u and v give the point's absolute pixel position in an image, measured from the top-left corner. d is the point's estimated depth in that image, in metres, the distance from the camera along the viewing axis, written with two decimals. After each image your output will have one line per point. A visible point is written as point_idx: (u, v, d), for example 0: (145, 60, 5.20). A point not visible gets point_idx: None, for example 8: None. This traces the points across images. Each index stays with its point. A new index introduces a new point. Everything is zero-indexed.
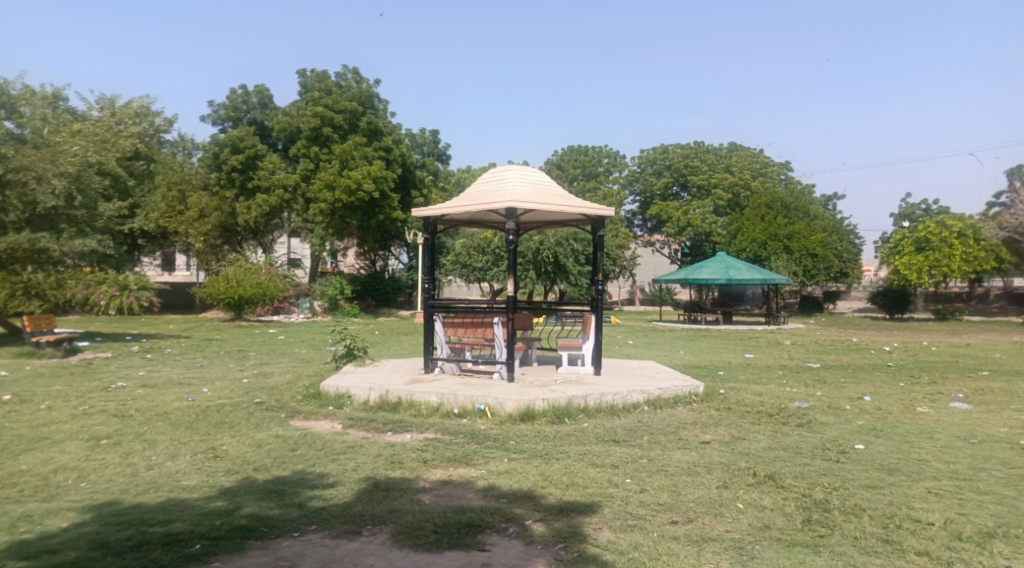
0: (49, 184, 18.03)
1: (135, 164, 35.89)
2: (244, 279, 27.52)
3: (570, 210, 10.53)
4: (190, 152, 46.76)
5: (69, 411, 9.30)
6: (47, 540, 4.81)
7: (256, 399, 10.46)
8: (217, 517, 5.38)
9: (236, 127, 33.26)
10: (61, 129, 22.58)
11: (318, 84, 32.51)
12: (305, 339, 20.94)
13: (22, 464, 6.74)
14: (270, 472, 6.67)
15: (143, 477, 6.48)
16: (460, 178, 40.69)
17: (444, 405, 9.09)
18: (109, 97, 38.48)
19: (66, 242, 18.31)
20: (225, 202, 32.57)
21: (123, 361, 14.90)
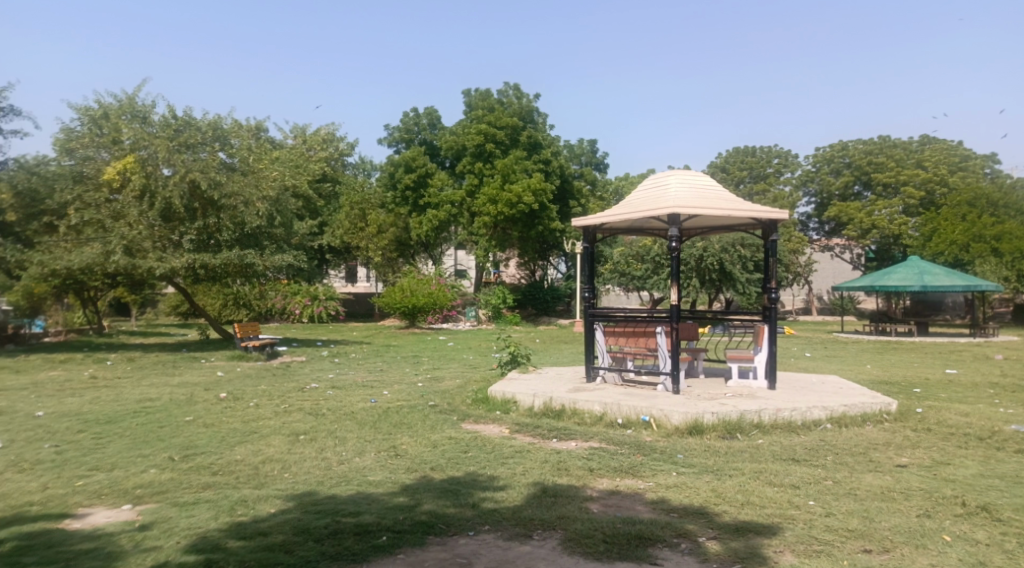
0: (255, 207, 20.17)
1: (323, 186, 39.12)
2: (416, 289, 29.02)
3: (736, 214, 10.10)
4: (369, 172, 50.11)
5: (272, 408, 10.25)
6: (259, 524, 5.32)
7: (430, 401, 10.97)
8: (400, 512, 5.69)
9: (408, 148, 35.32)
10: (263, 157, 25.01)
11: (481, 103, 33.70)
12: (472, 346, 21.69)
13: (237, 454, 7.52)
14: (446, 472, 6.97)
15: (335, 471, 7.00)
16: (618, 187, 40.47)
17: (608, 415, 9.03)
18: (301, 126, 42.19)
19: (268, 258, 20.24)
20: (400, 219, 34.61)
21: (313, 364, 16.23)
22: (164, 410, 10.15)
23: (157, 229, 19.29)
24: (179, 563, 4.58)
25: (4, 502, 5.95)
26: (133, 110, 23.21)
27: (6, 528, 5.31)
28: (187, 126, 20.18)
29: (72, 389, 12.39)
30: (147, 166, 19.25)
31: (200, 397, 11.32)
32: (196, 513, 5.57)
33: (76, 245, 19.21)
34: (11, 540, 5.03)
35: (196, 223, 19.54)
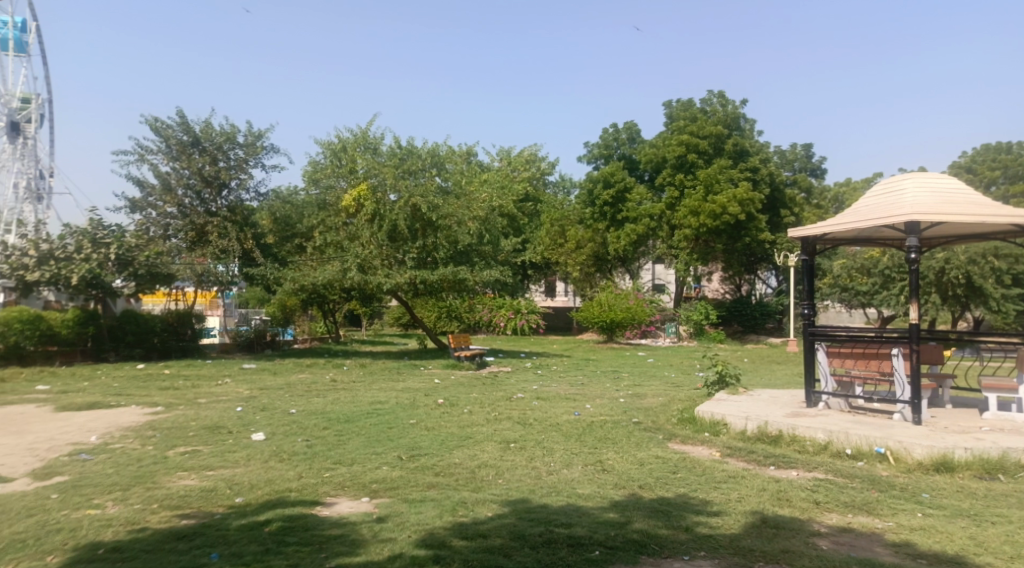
0: (467, 226, 21.43)
1: (525, 204, 40.49)
2: (616, 304, 28.97)
3: (991, 220, 8.94)
4: (568, 190, 50.78)
5: (484, 416, 10.72)
6: (478, 526, 5.56)
7: (635, 418, 10.85)
8: (612, 528, 5.67)
9: (607, 164, 35.47)
10: (472, 179, 26.42)
11: (684, 113, 33.04)
12: (676, 363, 21.19)
13: (455, 458, 7.94)
14: (656, 492, 6.84)
15: (545, 480, 7.14)
16: (838, 193, 37.45)
17: (834, 444, 8.37)
18: (506, 148, 44.07)
19: (477, 274, 21.26)
20: (598, 234, 34.56)
21: (520, 375, 16.73)
22: (391, 412, 11.00)
23: (385, 249, 20.90)
24: (412, 556, 4.92)
25: (268, 486, 6.77)
26: (364, 143, 25.82)
27: (271, 510, 6.04)
28: (409, 156, 22.47)
29: (315, 390, 13.83)
30: (377, 193, 21.23)
31: (421, 401, 12.13)
32: (423, 511, 5.96)
33: (319, 264, 21.61)
34: (276, 520, 5.72)
35: (417, 243, 21.02)
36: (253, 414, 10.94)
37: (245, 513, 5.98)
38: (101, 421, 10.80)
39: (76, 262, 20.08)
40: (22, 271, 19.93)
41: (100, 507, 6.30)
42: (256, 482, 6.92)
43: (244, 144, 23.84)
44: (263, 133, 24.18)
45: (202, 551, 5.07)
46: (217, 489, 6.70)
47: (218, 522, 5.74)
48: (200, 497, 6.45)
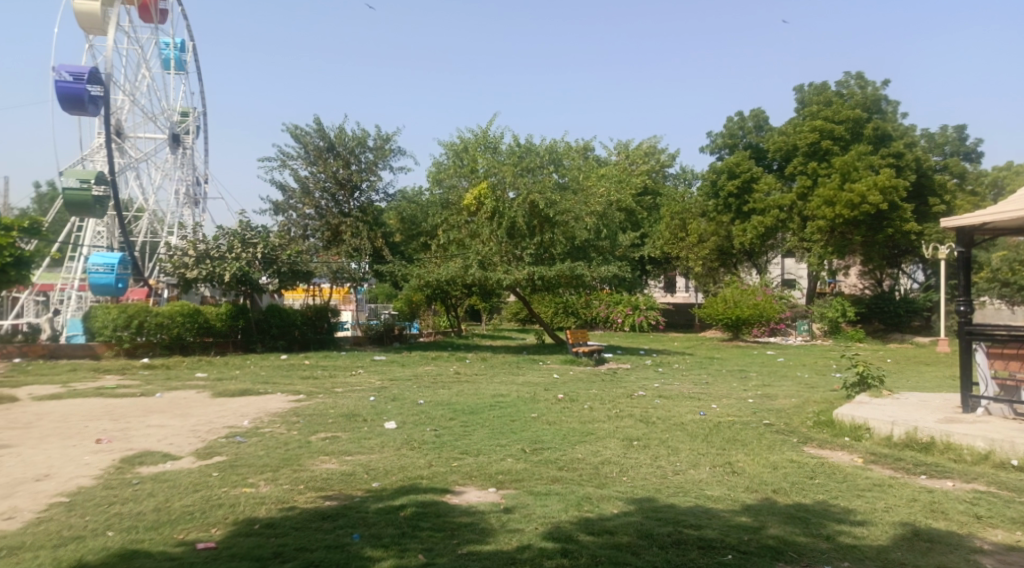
0: (584, 221, 21.36)
1: (644, 198, 39.84)
2: (742, 300, 27.99)
3: None
4: (690, 182, 49.30)
5: (605, 412, 10.63)
6: (605, 523, 5.52)
7: (765, 420, 10.41)
8: (745, 532, 5.45)
9: (732, 154, 34.26)
10: (589, 174, 26.26)
11: (817, 97, 31.55)
12: (808, 362, 20.19)
13: (579, 453, 7.91)
14: (791, 497, 6.53)
15: (672, 480, 6.98)
16: (999, 175, 33.25)
17: (996, 454, 7.69)
18: (624, 141, 43.54)
19: (595, 269, 21.13)
20: (722, 227, 33.61)
21: (641, 372, 16.47)
22: (514, 405, 11.12)
23: (504, 246, 21.19)
24: (540, 548, 4.95)
25: (401, 473, 7.01)
26: (485, 142, 26.27)
27: (404, 495, 6.26)
28: (528, 152, 22.90)
29: (441, 382, 14.23)
30: (496, 190, 21.63)
31: (542, 396, 12.18)
32: (549, 504, 5.98)
33: (442, 260, 22.28)
34: (410, 506, 5.92)
35: (535, 239, 21.16)
36: (384, 404, 11.38)
37: (381, 497, 6.22)
38: (252, 407, 11.59)
39: (228, 261, 21.62)
40: (183, 269, 21.58)
41: (254, 485, 6.76)
42: (390, 468, 7.19)
43: (374, 148, 24.88)
44: (391, 136, 25.09)
45: (344, 532, 5.34)
46: (355, 473, 7.01)
47: (356, 504, 6.01)
48: (340, 481, 6.78)
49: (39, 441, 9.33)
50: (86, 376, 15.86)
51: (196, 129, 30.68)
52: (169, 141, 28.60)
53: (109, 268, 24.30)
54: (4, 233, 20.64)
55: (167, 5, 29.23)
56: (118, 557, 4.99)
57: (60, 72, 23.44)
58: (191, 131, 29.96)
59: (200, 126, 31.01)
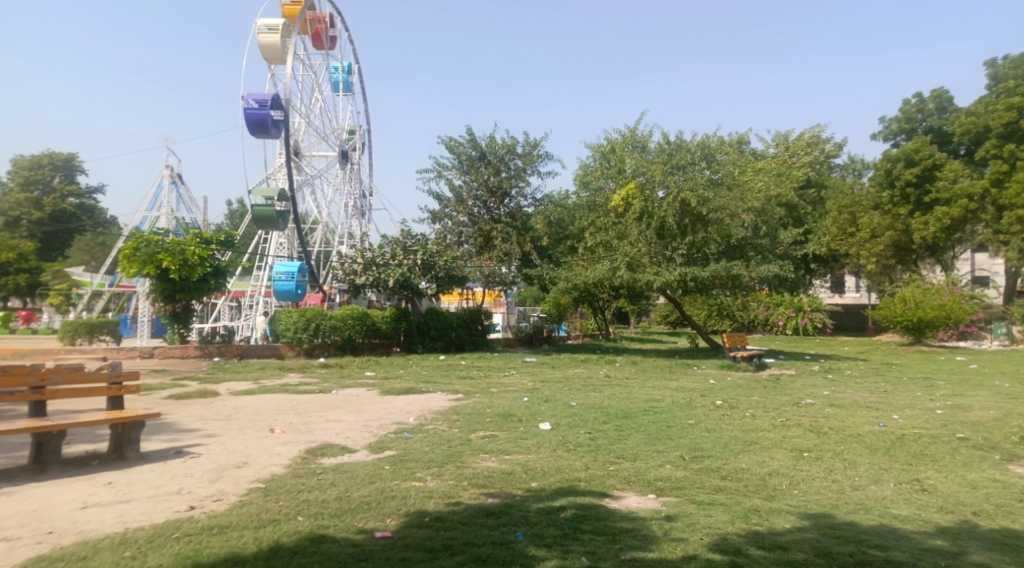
0: (740, 218, 20.44)
1: (807, 191, 37.62)
2: (924, 300, 25.62)
3: None
4: (859, 172, 45.88)
5: (770, 421, 10.06)
6: (777, 537, 5.18)
7: (957, 433, 9.40)
8: (941, 557, 4.91)
9: (910, 139, 31.59)
10: (747, 169, 25.13)
11: (1014, 72, 28.51)
12: (1007, 370, 18.09)
13: (743, 463, 7.52)
14: (995, 521, 5.82)
15: (850, 496, 6.45)
16: None
17: None
18: (783, 133, 41.37)
19: (754, 269, 20.13)
20: (899, 220, 30.87)
21: (808, 379, 15.46)
22: (669, 411, 10.80)
23: (653, 246, 20.86)
24: (708, 559, 4.74)
25: (560, 474, 6.99)
26: (633, 141, 25.79)
27: (565, 496, 6.22)
28: (678, 150, 21.66)
29: (593, 385, 14.14)
30: (646, 190, 21.23)
31: (699, 402, 11.76)
32: (714, 514, 5.71)
33: (589, 264, 22.63)
34: (571, 507, 5.88)
35: (687, 238, 20.53)
36: (539, 405, 11.46)
37: (541, 497, 6.23)
38: (415, 405, 12.07)
39: (392, 267, 22.93)
40: (352, 276, 23.08)
41: (422, 479, 7.01)
42: (549, 469, 7.19)
43: (522, 154, 25.25)
44: (539, 141, 25.40)
45: (508, 529, 5.40)
46: (515, 472, 7.08)
47: (518, 503, 6.06)
48: (501, 479, 6.86)
49: (236, 431, 10.26)
50: (272, 374, 17.30)
51: (362, 145, 32.59)
52: (339, 158, 30.56)
53: (290, 276, 26.43)
54: (205, 246, 23.10)
55: (337, 32, 31.30)
56: (307, 542, 5.36)
57: (248, 100, 25.76)
58: (358, 148, 31.88)
59: (363, 143, 32.90)
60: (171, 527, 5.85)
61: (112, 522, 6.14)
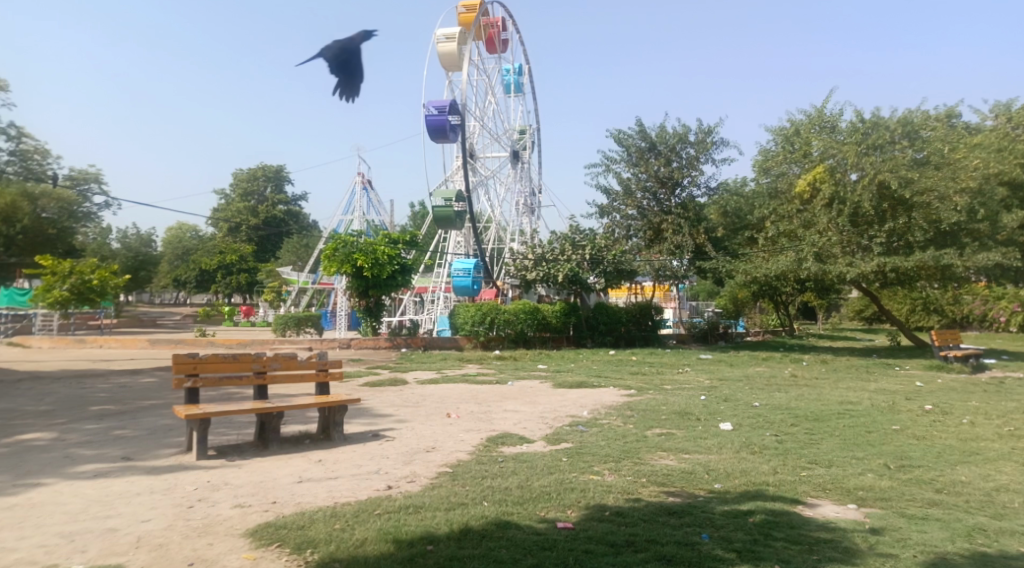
0: (952, 201, 18.24)
1: None
2: None
3: None
4: None
5: (993, 429, 8.96)
6: (1011, 562, 4.60)
7: None
8: None
9: None
10: (960, 146, 22.51)
11: None
12: None
13: (962, 475, 6.76)
14: None
15: None
16: None
17: None
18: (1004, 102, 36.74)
19: (969, 258, 18.17)
20: None
21: None
22: (869, 415, 9.95)
23: (846, 234, 19.56)
24: None
25: (745, 477, 6.66)
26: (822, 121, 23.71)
27: (752, 501, 5.92)
28: (875, 127, 19.71)
29: (779, 385, 13.39)
30: (836, 173, 20.04)
31: (903, 406, 10.72)
32: (929, 530, 5.17)
33: (770, 254, 22.04)
34: (760, 512, 5.59)
35: (885, 226, 19.14)
36: (718, 404, 11.02)
37: (727, 499, 5.97)
38: (593, 399, 12.08)
39: (561, 262, 23.11)
40: (523, 271, 23.55)
41: (600, 473, 6.97)
42: (733, 471, 6.87)
43: (694, 143, 24.41)
44: (713, 128, 24.42)
45: (693, 530, 5.23)
46: (697, 472, 6.84)
47: (703, 504, 5.85)
48: (683, 478, 6.66)
49: (424, 418, 10.83)
50: (454, 364, 18.09)
51: (532, 144, 33.10)
52: (511, 158, 31.24)
53: (467, 272, 27.41)
54: (393, 245, 24.68)
55: (508, 35, 32.06)
56: (493, 527, 5.52)
57: (428, 107, 27.10)
58: (528, 146, 32.39)
59: (534, 141, 33.39)
60: (371, 504, 6.27)
61: (322, 496, 6.70)
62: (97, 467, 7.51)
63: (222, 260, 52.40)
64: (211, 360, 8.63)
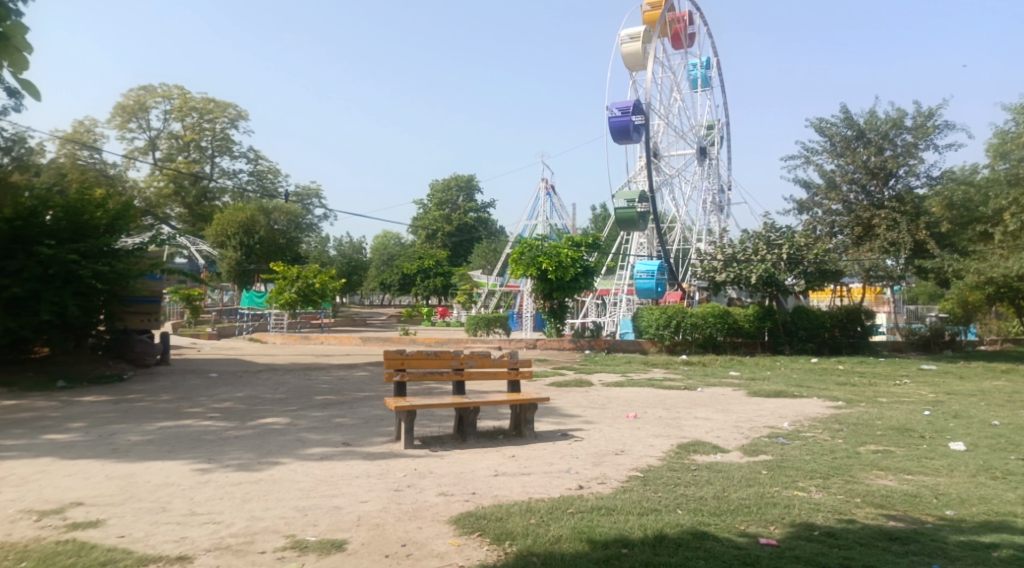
0: None
1: None
2: None
3: None
4: None
5: None
6: None
7: None
8: None
9: None
10: None
11: None
12: None
13: None
14: None
15: None
16: None
17: None
18: None
19: None
20: None
21: None
22: None
23: None
24: None
25: (984, 505, 5.97)
26: None
27: (994, 533, 5.30)
28: None
29: (1019, 401, 11.82)
30: None
31: None
32: None
33: (1010, 253, 19.84)
34: (1006, 547, 4.98)
35: None
36: (947, 421, 9.96)
37: (962, 529, 5.39)
38: (792, 409, 11.43)
39: (755, 263, 22.07)
40: (712, 273, 22.91)
41: (806, 490, 6.56)
42: (967, 498, 6.18)
43: (913, 127, 22.34)
44: (935, 110, 22.16)
45: (921, 560, 4.78)
46: (922, 496, 6.23)
47: (932, 531, 5.33)
48: (905, 501, 6.10)
49: (612, 420, 10.83)
50: (640, 368, 17.91)
51: (721, 139, 31.97)
52: (698, 155, 30.37)
53: (650, 274, 26.94)
54: (577, 248, 24.94)
55: (696, 28, 31.13)
56: (691, 536, 5.40)
57: (612, 109, 27.06)
58: (717, 142, 31.30)
59: (722, 136, 32.19)
60: (565, 502, 6.37)
61: (518, 491, 6.92)
62: (321, 450, 8.31)
63: (421, 265, 55.85)
64: (416, 356, 9.23)
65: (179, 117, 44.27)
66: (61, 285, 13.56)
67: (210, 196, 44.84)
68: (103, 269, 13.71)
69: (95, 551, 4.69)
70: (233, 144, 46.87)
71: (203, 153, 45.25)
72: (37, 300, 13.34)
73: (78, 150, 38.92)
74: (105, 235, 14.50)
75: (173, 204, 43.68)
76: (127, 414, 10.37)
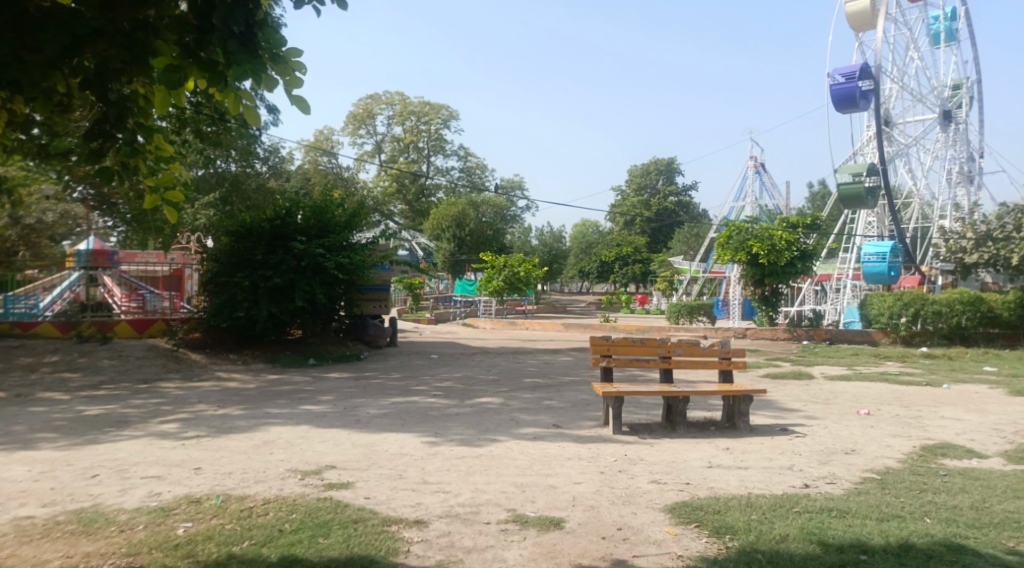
0: None
1: None
2: None
3: None
4: None
5: None
6: None
7: None
8: None
9: None
10: None
11: None
12: None
13: None
14: None
15: None
16: None
17: None
18: None
19: None
20: None
21: None
22: None
23: None
24: None
25: None
26: None
27: None
28: None
29: None
30: None
31: None
32: None
33: None
34: None
35: None
36: None
37: None
38: None
39: (1015, 242, 19.33)
40: (960, 254, 20.73)
41: None
42: None
43: None
44: None
45: None
46: None
47: None
48: None
49: (838, 416, 10.03)
50: (869, 361, 16.41)
51: (970, 100, 28.22)
52: (940, 119, 27.10)
53: (881, 256, 24.55)
54: (793, 230, 23.31)
55: None
56: (944, 549, 4.83)
57: (834, 76, 25.00)
58: (964, 104, 27.67)
59: (972, 96, 28.40)
60: (790, 501, 6.00)
61: (736, 484, 6.63)
62: (535, 431, 8.56)
63: (620, 253, 55.65)
64: (622, 342, 9.18)
65: (400, 121, 47.77)
66: (311, 276, 15.21)
67: (426, 193, 48.00)
68: (344, 261, 15.18)
69: (348, 510, 5.19)
70: (445, 143, 49.66)
71: (420, 153, 48.38)
72: (293, 289, 15.10)
73: (318, 156, 43.40)
74: (344, 230, 16.02)
75: (396, 203, 47.22)
76: (365, 390, 11.44)
